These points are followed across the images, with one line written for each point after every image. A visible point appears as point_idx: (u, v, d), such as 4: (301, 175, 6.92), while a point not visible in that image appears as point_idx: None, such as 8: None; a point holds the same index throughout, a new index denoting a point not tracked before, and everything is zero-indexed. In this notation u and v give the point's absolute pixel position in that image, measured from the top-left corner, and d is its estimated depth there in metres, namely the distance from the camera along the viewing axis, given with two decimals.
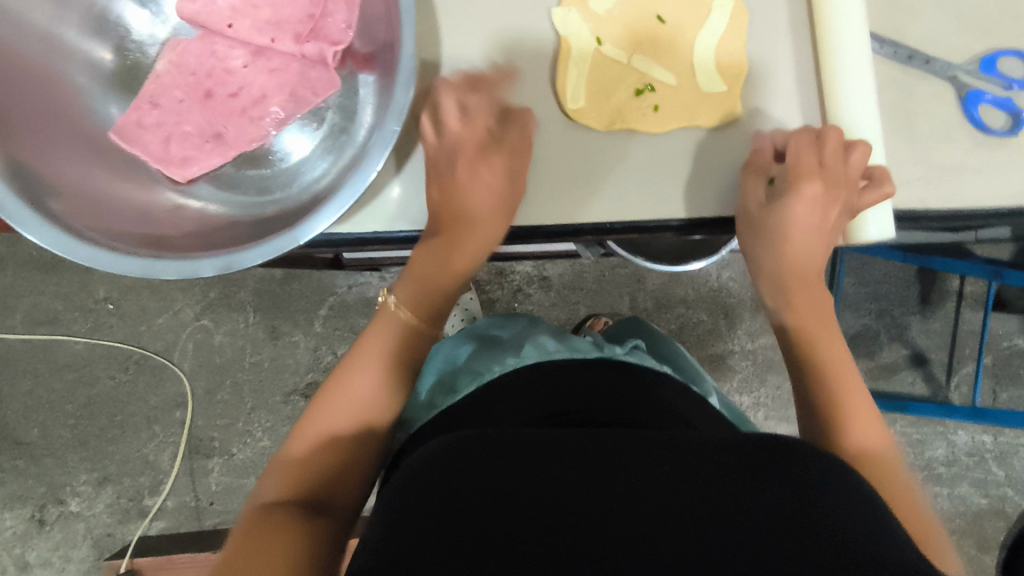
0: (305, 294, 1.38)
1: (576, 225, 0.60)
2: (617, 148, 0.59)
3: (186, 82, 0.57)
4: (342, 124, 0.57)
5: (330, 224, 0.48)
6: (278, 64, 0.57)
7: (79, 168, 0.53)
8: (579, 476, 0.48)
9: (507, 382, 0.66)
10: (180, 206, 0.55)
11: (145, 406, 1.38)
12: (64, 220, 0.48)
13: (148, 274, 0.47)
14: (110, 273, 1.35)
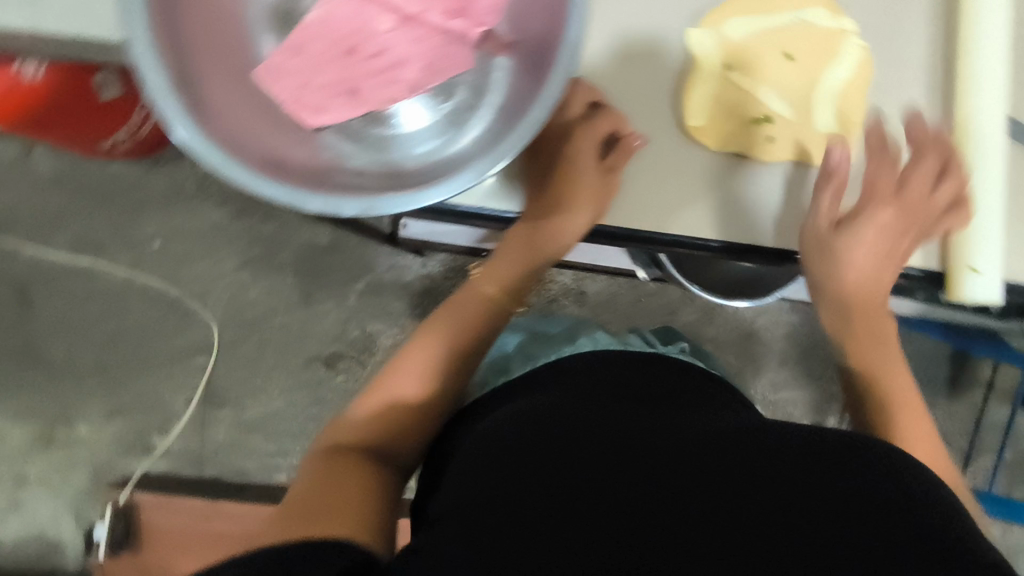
0: (345, 266, 1.39)
1: (655, 233, 0.60)
2: (728, 168, 0.59)
3: (323, 30, 0.48)
4: (472, 101, 0.50)
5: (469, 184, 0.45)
6: (424, 34, 0.48)
7: (223, 89, 0.47)
8: (636, 450, 0.53)
9: (567, 368, 0.71)
10: (312, 148, 0.48)
11: (170, 347, 1.39)
12: (213, 132, 0.44)
13: (295, 206, 0.44)
14: (162, 211, 1.37)
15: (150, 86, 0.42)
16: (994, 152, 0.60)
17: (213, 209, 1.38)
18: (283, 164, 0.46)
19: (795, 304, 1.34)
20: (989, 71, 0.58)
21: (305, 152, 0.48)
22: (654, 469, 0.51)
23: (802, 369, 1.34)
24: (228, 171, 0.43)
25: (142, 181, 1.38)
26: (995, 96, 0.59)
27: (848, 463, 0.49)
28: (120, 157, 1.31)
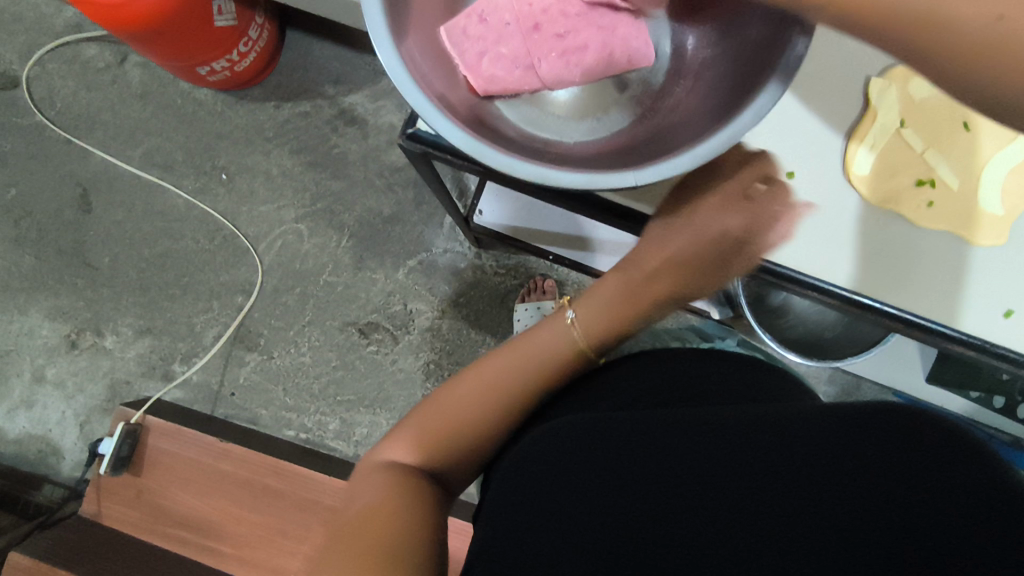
0: (401, 240, 1.38)
1: (781, 269, 0.57)
2: (875, 224, 0.56)
3: (517, 6, 0.53)
4: (639, 101, 0.57)
5: (637, 182, 0.44)
6: (607, 23, 0.53)
7: (421, 31, 0.50)
8: (666, 455, 0.51)
9: (628, 368, 0.70)
10: (481, 110, 0.52)
11: (213, 280, 1.39)
12: (407, 58, 0.46)
13: (477, 158, 0.45)
14: (238, 146, 1.38)
15: (368, 18, 0.44)
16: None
17: (286, 156, 1.39)
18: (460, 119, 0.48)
19: (836, 376, 1.32)
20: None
21: (482, 113, 0.51)
22: (685, 478, 0.49)
23: None
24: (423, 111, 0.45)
25: (225, 113, 1.38)
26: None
27: (878, 436, 0.45)
28: (211, 86, 1.32)
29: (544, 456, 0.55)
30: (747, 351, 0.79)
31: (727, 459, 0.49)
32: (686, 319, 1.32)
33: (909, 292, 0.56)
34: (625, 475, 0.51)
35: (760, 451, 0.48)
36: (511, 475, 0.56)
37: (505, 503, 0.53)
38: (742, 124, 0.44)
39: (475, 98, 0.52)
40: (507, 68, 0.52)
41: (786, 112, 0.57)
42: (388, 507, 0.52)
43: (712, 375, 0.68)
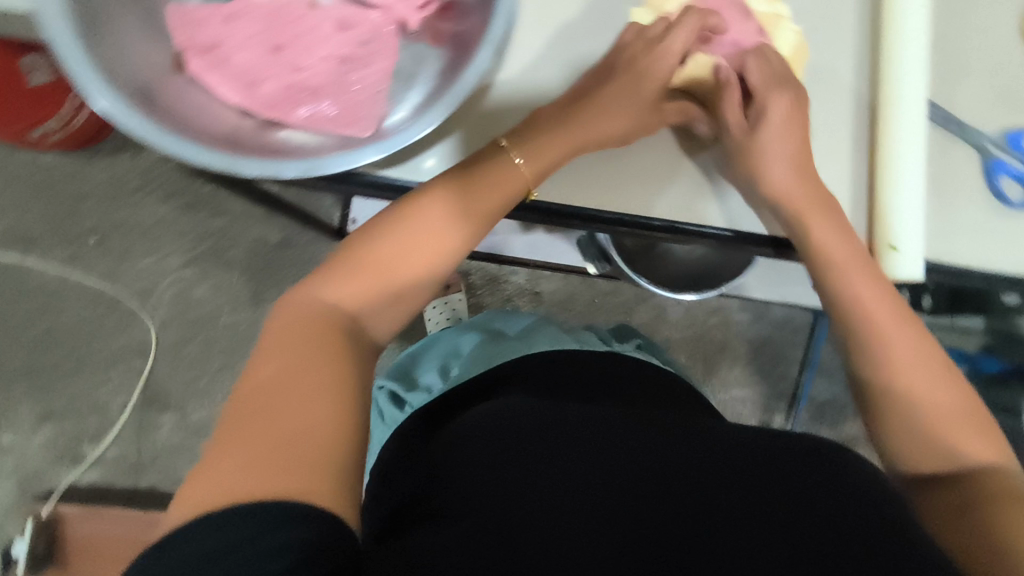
0: (297, 264, 1.29)
1: (601, 213, 0.52)
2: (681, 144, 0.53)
3: (261, 18, 0.47)
4: (411, 70, 0.49)
5: (412, 137, 0.44)
6: (353, 20, 0.48)
7: (149, 56, 0.44)
8: (671, 440, 0.44)
9: (553, 359, 0.60)
10: (235, 122, 0.46)
11: (107, 348, 1.27)
12: (127, 85, 0.42)
13: (229, 170, 0.41)
14: (103, 204, 1.27)
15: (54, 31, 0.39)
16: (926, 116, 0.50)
17: (157, 204, 1.28)
18: (204, 133, 0.43)
19: (749, 304, 1.34)
20: (914, 21, 0.49)
21: (229, 113, 0.46)
22: (666, 475, 0.41)
23: (751, 368, 1.34)
24: (156, 138, 0.41)
25: (81, 173, 1.26)
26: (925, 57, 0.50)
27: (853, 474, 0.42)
28: (55, 148, 1.18)
29: (510, 426, 0.45)
30: (649, 356, 0.66)
31: (723, 455, 0.43)
32: (593, 281, 1.31)
33: (712, 201, 0.53)
34: (618, 452, 0.43)
35: (754, 457, 0.43)
36: (459, 448, 0.44)
37: (456, 483, 0.41)
38: (478, 63, 0.45)
39: (231, 113, 0.46)
40: (269, 90, 0.46)
41: (553, 49, 0.53)
42: (238, 458, 0.35)
43: (641, 380, 0.59)
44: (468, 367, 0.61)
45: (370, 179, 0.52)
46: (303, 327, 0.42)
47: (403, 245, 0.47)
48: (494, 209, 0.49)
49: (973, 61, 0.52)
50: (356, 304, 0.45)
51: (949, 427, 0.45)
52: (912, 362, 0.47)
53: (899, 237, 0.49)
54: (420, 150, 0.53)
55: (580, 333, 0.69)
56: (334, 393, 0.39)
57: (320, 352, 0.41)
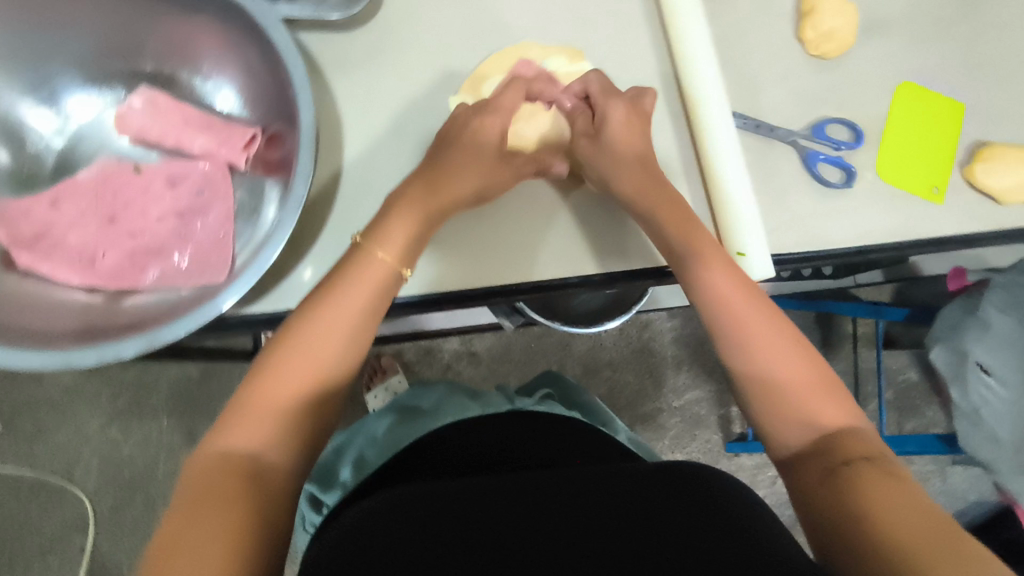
0: (224, 393, 1.24)
1: (467, 289, 0.53)
2: (534, 203, 0.54)
3: (92, 195, 0.48)
4: (252, 204, 0.49)
5: (249, 280, 0.44)
6: (184, 174, 0.49)
7: None
8: (562, 513, 0.44)
9: (455, 440, 0.59)
10: (76, 305, 0.45)
11: (40, 536, 1.18)
12: None
13: (66, 366, 0.40)
14: (4, 386, 1.20)
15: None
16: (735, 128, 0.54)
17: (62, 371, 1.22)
18: (44, 331, 0.42)
19: (675, 310, 1.38)
20: (702, 48, 0.54)
21: (72, 296, 0.45)
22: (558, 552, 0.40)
23: (696, 369, 1.37)
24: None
25: None
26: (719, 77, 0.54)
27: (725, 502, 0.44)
28: None
29: (399, 534, 0.43)
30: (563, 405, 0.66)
31: (607, 513, 0.43)
32: (524, 327, 1.32)
33: (587, 249, 0.54)
34: (510, 542, 0.42)
35: (631, 506, 0.44)
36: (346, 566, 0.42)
37: None
38: (298, 194, 0.44)
39: (72, 298, 0.45)
40: (111, 261, 0.46)
41: (388, 145, 0.54)
42: None
43: (544, 441, 0.59)
44: (381, 452, 0.60)
45: (248, 317, 0.52)
46: (192, 479, 0.40)
47: (282, 369, 0.44)
48: (375, 302, 0.47)
49: (759, 71, 0.57)
50: (246, 435, 0.42)
51: (806, 400, 0.44)
52: (761, 339, 0.46)
53: (745, 243, 0.52)
54: (292, 267, 0.52)
55: (489, 395, 0.68)
56: (216, 542, 0.36)
57: (205, 498, 0.38)
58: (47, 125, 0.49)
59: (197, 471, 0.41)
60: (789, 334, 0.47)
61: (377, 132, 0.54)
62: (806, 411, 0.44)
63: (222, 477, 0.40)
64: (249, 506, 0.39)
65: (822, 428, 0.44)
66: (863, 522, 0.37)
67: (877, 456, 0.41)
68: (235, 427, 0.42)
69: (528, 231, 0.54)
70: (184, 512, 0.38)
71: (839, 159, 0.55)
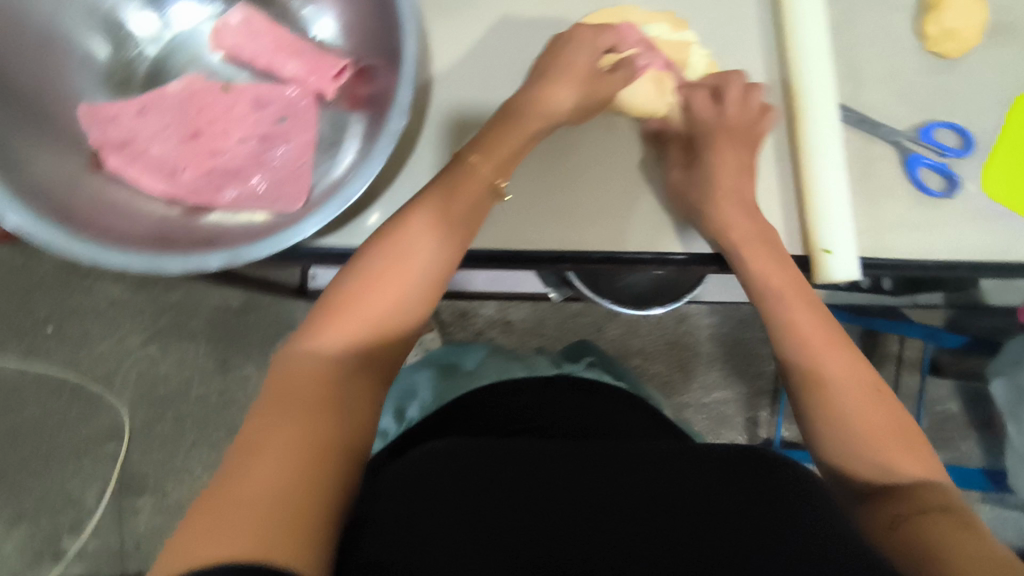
0: (261, 327, 1.26)
1: (537, 252, 0.52)
2: (616, 172, 0.52)
3: (176, 109, 0.47)
4: (332, 137, 0.49)
5: (334, 210, 0.43)
6: (269, 98, 0.48)
7: (65, 164, 0.43)
8: (634, 470, 0.43)
9: (515, 391, 0.59)
10: (160, 217, 0.45)
11: (75, 437, 1.22)
12: (40, 196, 0.40)
13: (153, 270, 0.40)
14: (56, 291, 1.23)
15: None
16: (837, 119, 0.51)
17: (110, 285, 1.25)
18: (126, 235, 0.42)
19: (716, 307, 1.35)
20: (814, 31, 0.51)
21: (153, 207, 0.45)
22: (627, 510, 0.41)
23: (728, 369, 1.35)
24: (71, 245, 0.39)
25: (28, 265, 1.24)
26: (827, 64, 0.51)
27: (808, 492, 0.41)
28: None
29: (473, 466, 0.44)
30: (605, 375, 0.65)
31: (680, 479, 0.42)
32: (560, 303, 1.31)
33: (668, 229, 0.52)
34: (582, 489, 0.42)
35: (707, 480, 0.42)
36: (419, 482, 0.43)
37: (415, 523, 0.40)
38: (393, 129, 0.43)
39: (155, 210, 0.45)
40: (193, 178, 0.46)
41: (474, 95, 0.53)
42: (210, 529, 0.33)
43: (603, 408, 0.58)
44: (426, 404, 0.60)
45: (314, 248, 0.52)
46: (287, 371, 0.41)
47: (370, 286, 0.44)
48: (460, 226, 0.46)
49: (869, 65, 0.54)
50: (343, 336, 0.42)
51: (882, 444, 0.44)
52: (845, 382, 0.46)
53: (828, 241, 0.50)
54: (364, 207, 0.52)
55: (532, 357, 0.68)
56: (305, 447, 0.37)
57: (295, 397, 0.39)
58: (147, 28, 0.49)
59: (289, 366, 0.41)
60: (871, 382, 0.47)
61: (464, 80, 0.53)
62: (882, 452, 0.44)
63: (311, 380, 0.40)
64: (332, 420, 0.39)
65: (899, 476, 0.42)
66: (938, 557, 0.36)
67: (957, 511, 0.40)
68: (329, 325, 0.43)
69: (607, 201, 0.52)
70: (278, 404, 0.39)
71: (945, 167, 0.52)
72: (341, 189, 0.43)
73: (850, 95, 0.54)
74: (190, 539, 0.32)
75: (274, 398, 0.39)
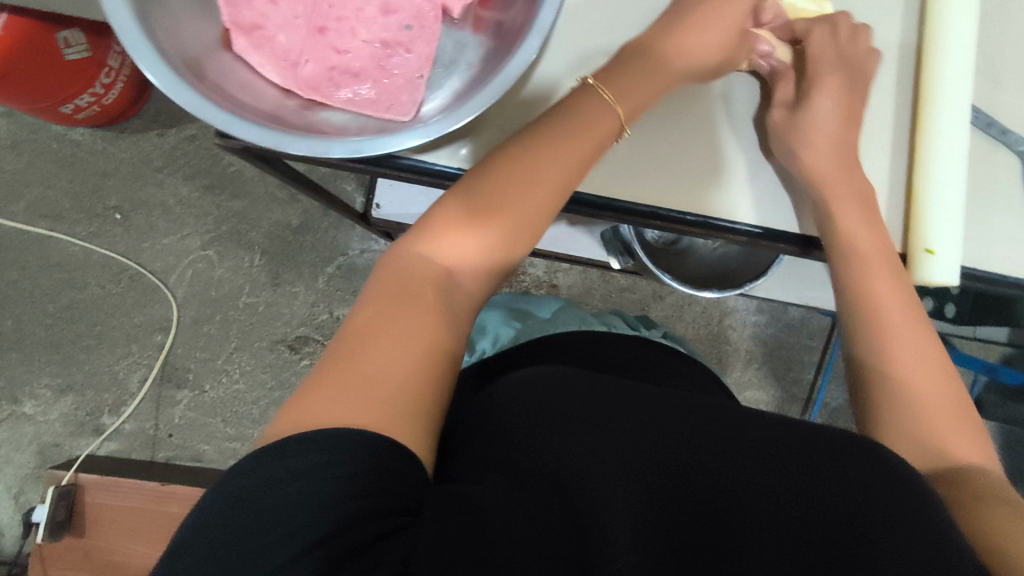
0: (315, 249, 1.28)
1: (632, 205, 0.52)
2: (721, 137, 0.52)
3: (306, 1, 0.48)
4: (453, 55, 0.49)
5: (459, 120, 0.44)
6: (398, 5, 0.48)
7: (200, 37, 0.45)
8: (733, 414, 0.41)
9: (591, 341, 0.59)
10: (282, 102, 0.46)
11: (127, 323, 1.27)
12: (179, 62, 0.42)
13: (276, 149, 0.41)
14: (127, 181, 1.26)
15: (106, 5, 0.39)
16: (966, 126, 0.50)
17: (181, 183, 1.26)
18: (250, 111, 0.43)
19: (764, 306, 1.33)
20: (965, 30, 0.50)
21: (273, 93, 0.46)
22: (728, 444, 0.39)
23: (765, 371, 1.33)
24: (203, 112, 0.41)
25: (107, 150, 1.25)
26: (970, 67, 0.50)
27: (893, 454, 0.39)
28: (83, 124, 1.17)
29: (569, 382, 0.42)
30: (673, 343, 0.66)
31: (781, 426, 0.40)
32: (610, 276, 1.30)
33: (766, 207, 0.52)
34: (684, 416, 0.40)
35: (805, 429, 0.40)
36: (515, 396, 0.42)
37: (513, 436, 0.39)
38: (525, 52, 0.44)
39: (275, 95, 0.46)
40: (316, 71, 0.47)
41: (595, 37, 0.53)
42: (332, 401, 0.35)
43: (670, 370, 0.58)
44: (500, 340, 0.61)
45: (408, 164, 0.52)
46: (403, 272, 0.42)
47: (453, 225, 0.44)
48: (587, 158, 0.46)
49: (1011, 68, 0.52)
50: (459, 254, 0.43)
51: (936, 426, 0.44)
52: (907, 361, 0.46)
53: (937, 245, 0.48)
54: (466, 133, 0.52)
55: (606, 316, 0.68)
56: (413, 342, 0.38)
57: (409, 296, 0.40)
58: None
59: (405, 270, 0.42)
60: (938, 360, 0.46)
61: (587, 20, 0.53)
62: (935, 437, 0.44)
63: (426, 286, 0.41)
64: (442, 321, 0.40)
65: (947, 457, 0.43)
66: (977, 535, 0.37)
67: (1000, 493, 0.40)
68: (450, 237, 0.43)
69: (711, 168, 0.52)
70: (395, 300, 0.40)
71: None
72: (467, 101, 0.44)
73: (984, 96, 0.51)
74: (309, 407, 0.35)
75: (393, 293, 0.40)
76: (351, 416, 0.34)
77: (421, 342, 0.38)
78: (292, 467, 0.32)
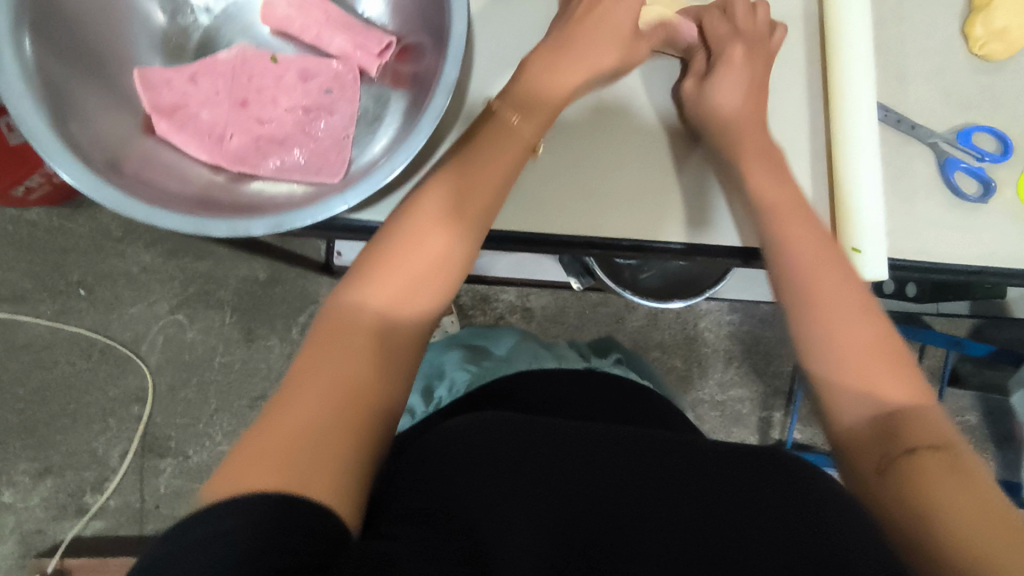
0: (286, 301, 1.27)
1: (567, 236, 0.54)
2: (642, 162, 0.54)
3: (226, 78, 0.49)
4: (376, 111, 0.50)
5: (379, 179, 0.44)
6: (317, 71, 0.50)
7: (119, 129, 0.46)
8: (641, 462, 0.43)
9: (544, 374, 0.60)
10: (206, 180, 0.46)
11: (102, 397, 1.25)
12: (97, 158, 0.43)
13: (199, 232, 0.42)
14: (88, 254, 1.25)
15: (17, 113, 0.40)
16: (876, 121, 0.52)
17: (143, 251, 1.26)
18: (172, 195, 0.44)
19: (737, 304, 1.34)
20: (862, 33, 0.52)
21: (199, 172, 0.47)
22: (632, 499, 0.41)
23: (746, 367, 1.34)
24: (123, 205, 0.41)
25: (65, 227, 1.24)
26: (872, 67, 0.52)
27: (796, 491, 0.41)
28: (37, 204, 1.17)
29: (489, 436, 0.43)
30: (630, 370, 0.67)
31: (685, 473, 0.42)
32: (582, 293, 1.31)
33: (693, 223, 0.54)
34: (592, 471, 0.42)
35: (711, 475, 0.42)
36: (435, 451, 0.42)
37: (428, 486, 0.40)
38: (437, 104, 0.45)
39: (200, 174, 0.47)
40: (240, 143, 0.48)
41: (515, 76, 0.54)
42: (254, 460, 0.35)
43: (618, 394, 0.59)
44: (455, 386, 0.61)
45: (345, 222, 0.53)
46: (335, 315, 0.42)
47: (436, 210, 0.46)
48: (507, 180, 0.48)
49: (913, 62, 0.54)
50: (388, 292, 0.43)
51: (866, 374, 0.42)
52: (836, 320, 0.44)
53: (868, 239, 0.50)
54: (399, 183, 0.53)
55: (560, 347, 0.70)
56: (340, 393, 0.38)
57: (340, 344, 0.41)
58: None
59: (338, 312, 0.42)
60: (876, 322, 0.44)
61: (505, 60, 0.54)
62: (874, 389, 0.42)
63: (360, 329, 0.42)
64: (374, 368, 0.40)
65: (885, 404, 0.41)
66: (906, 509, 0.37)
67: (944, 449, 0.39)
68: (429, 229, 0.45)
69: (636, 193, 0.54)
70: (329, 345, 0.40)
71: (982, 173, 0.52)
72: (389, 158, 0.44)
73: (891, 91, 0.54)
74: (232, 470, 0.34)
75: (327, 339, 0.41)
76: (270, 474, 0.34)
77: (351, 393, 0.39)
78: (208, 532, 0.30)
